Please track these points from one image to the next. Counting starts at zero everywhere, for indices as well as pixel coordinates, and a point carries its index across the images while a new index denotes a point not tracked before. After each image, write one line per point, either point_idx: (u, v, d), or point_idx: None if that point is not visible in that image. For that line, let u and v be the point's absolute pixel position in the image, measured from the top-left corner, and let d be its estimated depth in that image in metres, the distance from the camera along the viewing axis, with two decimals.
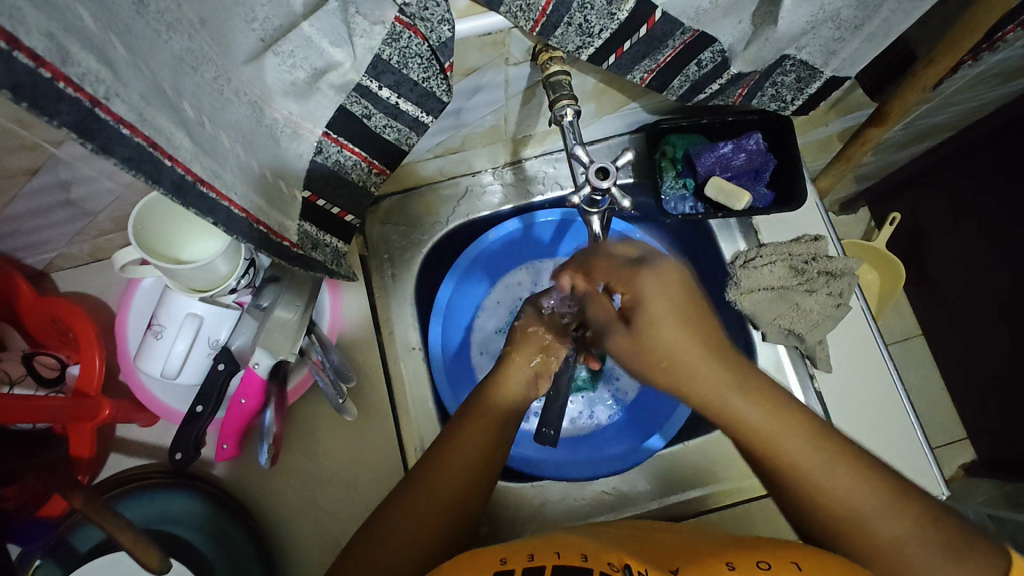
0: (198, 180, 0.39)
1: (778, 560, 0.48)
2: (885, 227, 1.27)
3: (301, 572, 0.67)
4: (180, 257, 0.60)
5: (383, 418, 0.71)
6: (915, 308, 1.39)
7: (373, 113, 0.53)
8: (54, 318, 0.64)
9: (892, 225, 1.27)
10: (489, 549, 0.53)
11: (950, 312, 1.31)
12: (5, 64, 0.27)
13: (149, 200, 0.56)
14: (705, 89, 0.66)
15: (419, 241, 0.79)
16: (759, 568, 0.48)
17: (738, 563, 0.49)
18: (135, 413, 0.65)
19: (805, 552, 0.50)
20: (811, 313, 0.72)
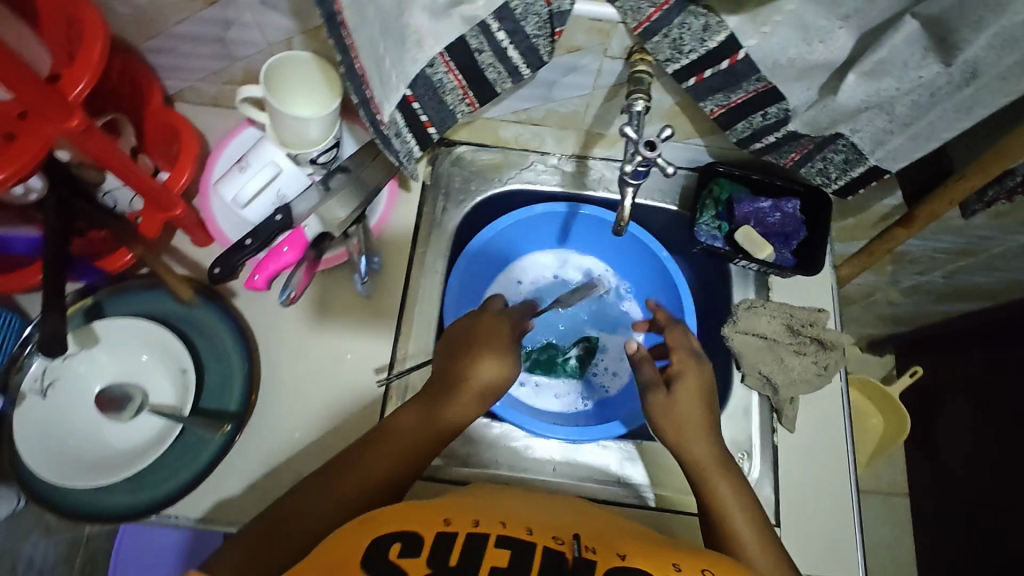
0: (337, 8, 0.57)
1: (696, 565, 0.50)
2: (903, 377, 1.26)
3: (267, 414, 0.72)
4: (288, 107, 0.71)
5: (390, 317, 0.78)
6: (908, 467, 1.38)
7: (485, 49, 0.64)
8: (169, 127, 0.76)
9: (910, 377, 1.26)
10: (438, 504, 0.53)
11: (939, 479, 1.29)
12: None
13: (297, 55, 0.68)
14: (762, 140, 0.74)
15: (476, 190, 0.88)
16: None
17: (673, 561, 0.50)
18: (195, 227, 0.75)
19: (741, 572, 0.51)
20: (794, 372, 0.77)
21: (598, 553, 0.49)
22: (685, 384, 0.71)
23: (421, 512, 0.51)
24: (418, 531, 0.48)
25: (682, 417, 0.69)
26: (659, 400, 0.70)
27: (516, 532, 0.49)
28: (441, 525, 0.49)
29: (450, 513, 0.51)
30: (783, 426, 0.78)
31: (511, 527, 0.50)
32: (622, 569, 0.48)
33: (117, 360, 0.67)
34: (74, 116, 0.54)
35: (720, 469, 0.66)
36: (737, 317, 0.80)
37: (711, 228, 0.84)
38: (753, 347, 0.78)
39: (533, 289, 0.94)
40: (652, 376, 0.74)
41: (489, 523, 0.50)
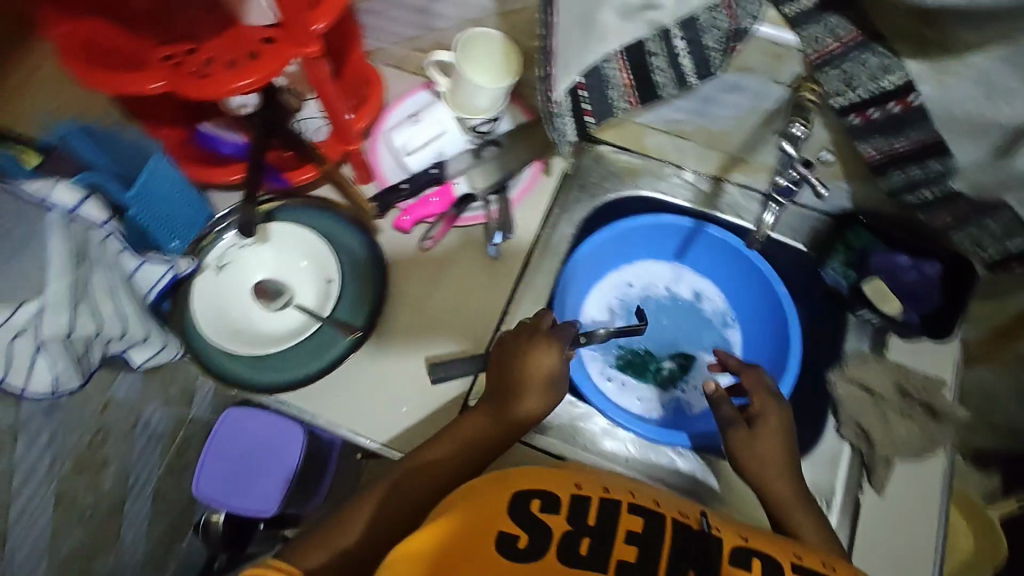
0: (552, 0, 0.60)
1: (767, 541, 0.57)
2: None
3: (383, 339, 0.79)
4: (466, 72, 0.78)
5: (506, 281, 0.84)
6: None
7: (660, 54, 0.68)
8: (361, 74, 0.86)
9: None
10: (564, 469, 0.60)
11: None
12: None
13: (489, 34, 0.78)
14: (915, 192, 0.73)
15: (610, 189, 0.93)
16: (822, 564, 0.57)
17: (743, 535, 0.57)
18: (362, 163, 0.84)
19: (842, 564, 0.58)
20: (896, 433, 0.75)
21: (722, 533, 0.57)
22: (769, 424, 0.72)
23: (552, 475, 0.57)
24: (557, 492, 0.55)
25: (770, 456, 0.70)
26: (744, 433, 0.72)
27: (641, 501, 0.57)
28: (573, 489, 0.56)
29: (578, 479, 0.58)
30: (872, 487, 0.75)
31: (622, 492, 0.58)
32: (742, 548, 0.55)
33: (278, 256, 0.78)
34: (313, 45, 0.64)
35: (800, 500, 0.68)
36: (845, 364, 0.78)
37: (839, 272, 0.84)
38: (857, 397, 0.77)
39: (639, 294, 0.96)
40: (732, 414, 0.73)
41: (616, 491, 0.58)
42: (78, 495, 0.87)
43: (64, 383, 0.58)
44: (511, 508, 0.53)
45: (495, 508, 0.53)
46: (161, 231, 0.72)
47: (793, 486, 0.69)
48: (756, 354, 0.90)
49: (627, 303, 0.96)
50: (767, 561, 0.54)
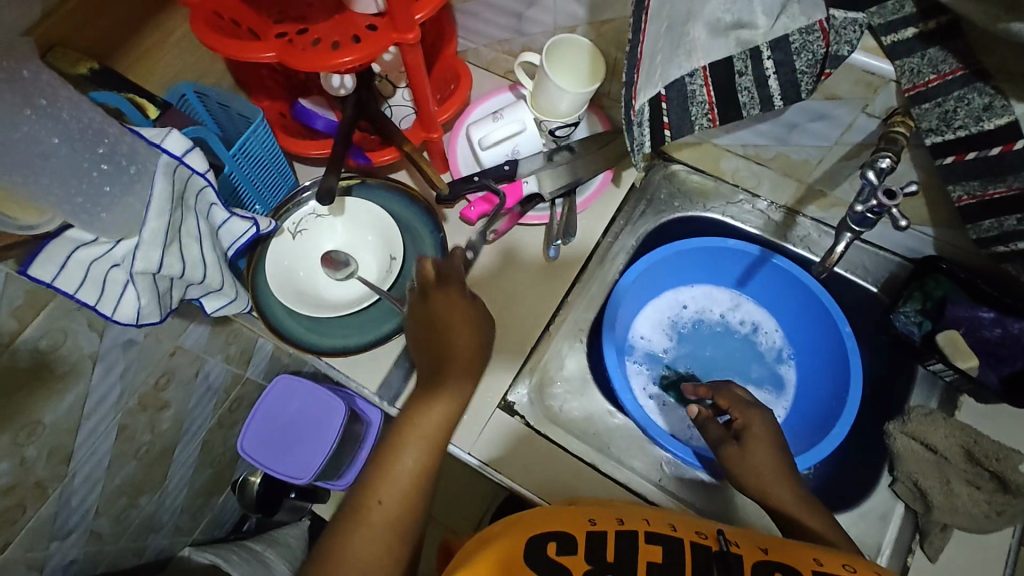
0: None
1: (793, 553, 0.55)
2: None
3: None
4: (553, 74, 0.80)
5: (561, 282, 0.85)
6: None
7: (747, 73, 0.68)
8: (450, 69, 0.91)
9: None
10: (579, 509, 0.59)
11: None
12: None
13: (578, 40, 0.80)
14: (1007, 244, 0.68)
15: (678, 207, 0.93)
16: (845, 569, 0.53)
17: (770, 549, 0.55)
18: (439, 155, 0.89)
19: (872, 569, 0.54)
20: (959, 501, 0.69)
21: (743, 548, 0.55)
22: (755, 438, 0.69)
23: (566, 514, 0.58)
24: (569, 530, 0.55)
25: (762, 469, 0.67)
26: (730, 454, 0.69)
27: (659, 528, 0.56)
28: (587, 524, 0.56)
29: (594, 517, 0.58)
30: (924, 552, 0.69)
31: (637, 521, 0.57)
32: (764, 562, 0.53)
33: (350, 229, 0.83)
34: (412, 31, 0.68)
35: (810, 508, 0.64)
36: (908, 419, 0.73)
37: (910, 321, 0.80)
38: (918, 456, 0.71)
39: (694, 318, 0.95)
40: (720, 435, 0.72)
41: (630, 521, 0.57)
42: (137, 431, 0.93)
43: (145, 316, 0.64)
44: (527, 550, 0.53)
45: (514, 547, 0.54)
46: (249, 194, 0.79)
47: (794, 495, 0.65)
48: (811, 395, 0.86)
49: (680, 324, 0.94)
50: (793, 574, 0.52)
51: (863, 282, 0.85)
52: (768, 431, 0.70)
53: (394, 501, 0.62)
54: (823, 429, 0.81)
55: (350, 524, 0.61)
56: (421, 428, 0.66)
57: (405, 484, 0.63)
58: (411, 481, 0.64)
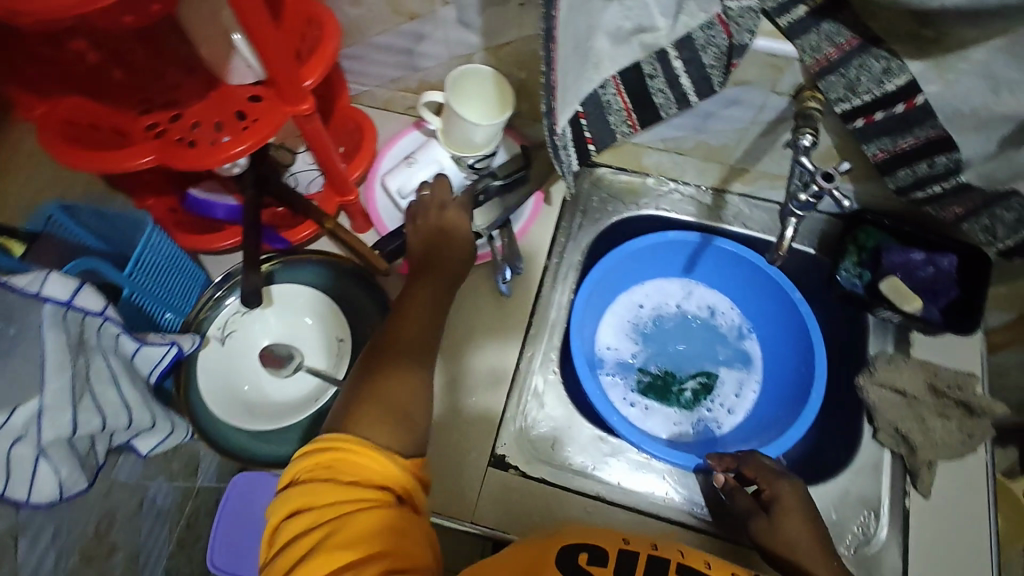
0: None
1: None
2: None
3: None
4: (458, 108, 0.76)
5: (520, 318, 0.83)
6: None
7: (658, 75, 0.67)
8: (351, 122, 0.85)
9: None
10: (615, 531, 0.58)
11: None
12: None
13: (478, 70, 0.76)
14: (925, 188, 0.72)
15: (613, 211, 0.91)
16: None
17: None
18: (360, 215, 0.83)
19: None
20: (935, 436, 0.73)
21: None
22: (785, 511, 0.67)
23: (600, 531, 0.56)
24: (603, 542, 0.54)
25: (794, 546, 0.64)
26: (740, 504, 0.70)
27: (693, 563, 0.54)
28: (621, 542, 0.55)
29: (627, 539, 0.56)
30: (918, 491, 0.73)
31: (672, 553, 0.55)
32: None
33: (285, 319, 0.75)
34: (305, 101, 0.63)
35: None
36: (875, 368, 0.77)
37: (852, 273, 0.83)
38: (891, 402, 0.75)
39: (653, 313, 0.94)
40: (749, 505, 0.70)
41: (664, 547, 0.55)
42: None
43: (70, 487, 0.54)
44: (557, 560, 0.52)
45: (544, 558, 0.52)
46: (155, 304, 0.69)
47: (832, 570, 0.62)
48: (777, 364, 0.89)
49: (641, 322, 0.94)
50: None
51: (802, 245, 0.87)
52: (801, 504, 0.68)
53: (410, 358, 0.60)
54: (798, 397, 0.83)
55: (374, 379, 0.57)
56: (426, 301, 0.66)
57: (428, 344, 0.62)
58: (422, 343, 0.62)
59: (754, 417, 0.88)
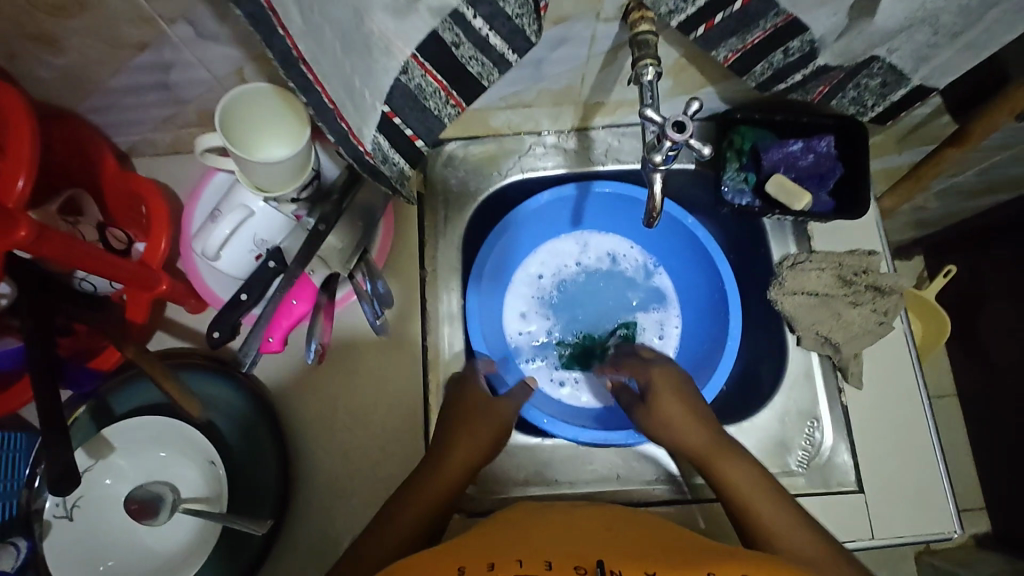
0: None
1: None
2: (939, 276, 1.05)
3: (315, 496, 0.68)
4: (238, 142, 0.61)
5: (413, 348, 0.73)
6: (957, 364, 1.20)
7: (462, 42, 0.55)
8: (130, 193, 0.68)
9: (947, 276, 1.06)
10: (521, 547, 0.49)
11: None
12: None
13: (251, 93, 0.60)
14: (786, 80, 0.65)
15: (476, 190, 0.81)
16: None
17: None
18: (187, 298, 0.69)
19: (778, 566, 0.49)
20: (851, 326, 0.71)
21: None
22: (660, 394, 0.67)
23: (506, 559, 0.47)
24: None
25: (669, 424, 0.66)
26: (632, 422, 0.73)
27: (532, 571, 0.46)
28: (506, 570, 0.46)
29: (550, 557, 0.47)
30: (851, 385, 0.72)
31: (536, 564, 0.47)
32: None
33: (135, 459, 0.63)
34: (19, 226, 0.47)
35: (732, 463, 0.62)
36: (782, 279, 0.74)
37: (737, 181, 0.77)
38: (805, 306, 0.73)
39: (557, 280, 0.87)
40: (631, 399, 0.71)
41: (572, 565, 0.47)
42: None
43: None
44: None
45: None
46: None
47: (753, 486, 0.60)
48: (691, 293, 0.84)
49: (547, 294, 0.86)
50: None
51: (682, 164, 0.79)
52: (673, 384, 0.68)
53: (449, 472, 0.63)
54: (720, 323, 0.80)
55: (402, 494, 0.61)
56: (472, 435, 0.65)
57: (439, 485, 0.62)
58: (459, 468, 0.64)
59: (684, 351, 0.84)
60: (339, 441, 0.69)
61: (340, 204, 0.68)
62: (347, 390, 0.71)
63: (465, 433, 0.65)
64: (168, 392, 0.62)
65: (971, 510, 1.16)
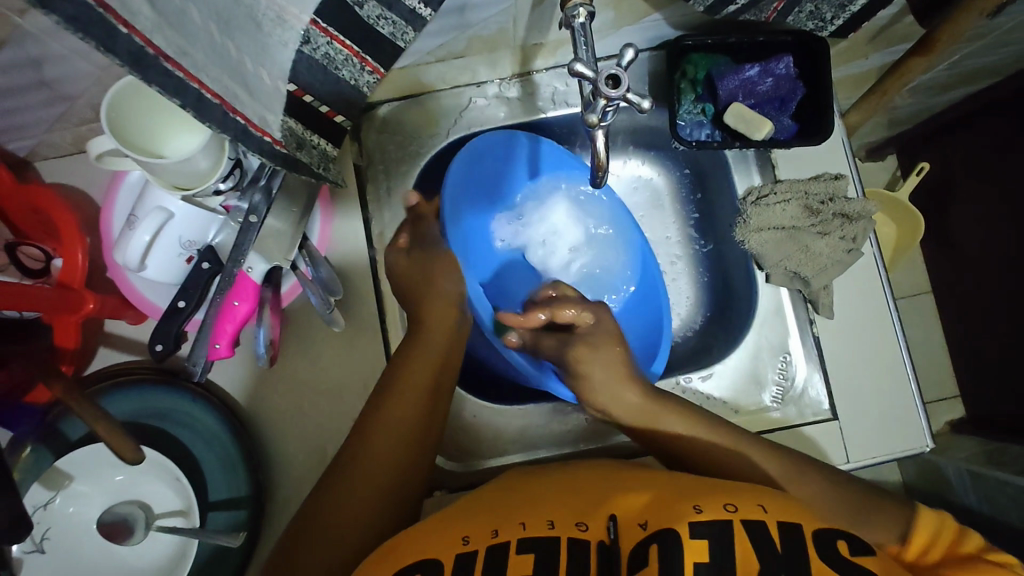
0: (160, 55, 0.35)
1: (746, 503, 0.47)
2: (911, 177, 1.01)
3: (290, 494, 0.67)
4: (163, 153, 0.56)
5: (373, 330, 0.70)
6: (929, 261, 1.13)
7: (365, 0, 0.48)
8: (35, 207, 0.62)
9: (919, 175, 1.01)
10: (466, 513, 0.51)
11: None
12: None
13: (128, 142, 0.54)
14: (736, 0, 0.59)
15: (416, 153, 0.75)
16: (727, 510, 0.46)
17: (707, 506, 0.46)
18: (123, 309, 0.65)
19: (751, 490, 0.49)
20: (819, 256, 0.69)
21: (740, 510, 0.46)
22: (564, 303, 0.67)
23: (479, 519, 0.49)
24: (445, 537, 0.47)
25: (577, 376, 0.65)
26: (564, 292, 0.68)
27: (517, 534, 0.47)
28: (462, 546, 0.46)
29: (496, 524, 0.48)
30: (822, 315, 0.70)
31: (540, 526, 0.47)
32: (699, 521, 0.45)
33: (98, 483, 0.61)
34: None
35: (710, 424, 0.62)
36: (747, 217, 0.71)
37: (693, 114, 0.72)
38: (772, 242, 0.71)
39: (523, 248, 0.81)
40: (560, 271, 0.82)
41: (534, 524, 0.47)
42: None
43: None
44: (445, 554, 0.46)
45: (448, 533, 0.48)
46: None
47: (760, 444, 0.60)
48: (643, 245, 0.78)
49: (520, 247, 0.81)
50: (720, 538, 0.43)
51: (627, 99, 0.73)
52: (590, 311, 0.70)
53: (425, 361, 0.60)
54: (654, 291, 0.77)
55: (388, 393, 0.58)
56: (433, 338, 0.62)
57: (425, 372, 0.59)
58: (434, 361, 0.61)
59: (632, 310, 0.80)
60: (308, 437, 0.68)
61: (269, 189, 0.62)
62: (309, 387, 0.69)
63: (421, 361, 0.60)
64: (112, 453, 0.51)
65: (943, 399, 1.10)
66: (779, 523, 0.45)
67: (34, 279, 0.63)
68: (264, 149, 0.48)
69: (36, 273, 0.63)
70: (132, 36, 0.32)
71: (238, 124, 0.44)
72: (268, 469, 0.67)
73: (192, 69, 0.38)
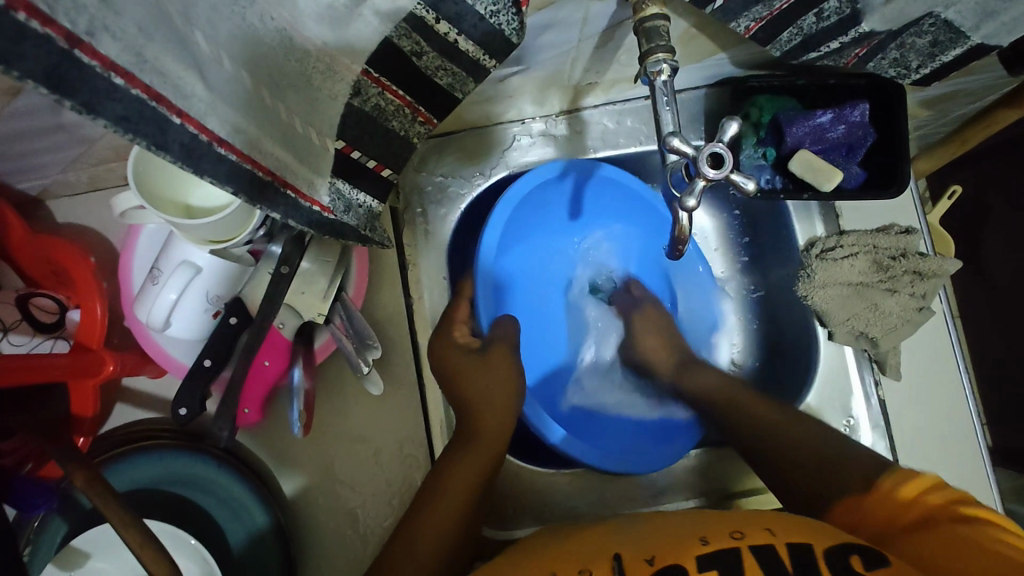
0: (213, 141, 0.31)
1: (754, 530, 0.44)
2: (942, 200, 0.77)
3: (319, 561, 0.62)
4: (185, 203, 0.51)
5: (409, 386, 0.65)
6: None
7: (424, 51, 0.42)
8: (49, 257, 0.57)
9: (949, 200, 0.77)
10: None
11: None
12: (38, 48, 0.22)
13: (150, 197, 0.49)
14: (820, 47, 0.54)
15: (456, 195, 0.70)
16: (733, 538, 0.43)
17: (713, 538, 0.44)
18: (141, 366, 0.60)
19: (766, 517, 0.46)
20: (888, 315, 0.65)
21: (746, 537, 0.43)
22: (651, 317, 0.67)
23: None
24: None
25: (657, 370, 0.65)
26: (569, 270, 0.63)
27: None
28: None
29: None
30: (889, 377, 0.66)
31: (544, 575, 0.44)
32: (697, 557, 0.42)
33: (116, 559, 0.56)
34: None
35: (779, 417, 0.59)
36: (812, 271, 0.67)
37: (755, 158, 0.67)
38: (837, 299, 0.66)
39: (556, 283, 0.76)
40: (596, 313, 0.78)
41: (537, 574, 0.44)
42: None
43: None
44: None
45: None
46: None
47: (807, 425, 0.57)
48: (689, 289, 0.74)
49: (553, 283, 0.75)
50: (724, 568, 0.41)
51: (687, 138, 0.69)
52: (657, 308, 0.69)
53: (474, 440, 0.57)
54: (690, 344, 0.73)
55: (440, 475, 0.55)
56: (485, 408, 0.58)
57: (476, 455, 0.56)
58: (493, 433, 0.58)
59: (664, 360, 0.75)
60: (338, 500, 0.63)
61: (302, 237, 0.58)
62: (341, 447, 0.64)
63: (475, 455, 0.56)
64: (130, 545, 0.45)
65: None
66: (785, 547, 0.42)
67: (48, 335, 0.57)
68: (311, 222, 0.44)
69: (49, 328, 0.57)
70: (182, 124, 0.29)
71: (287, 198, 0.40)
72: (295, 534, 0.63)
73: (244, 148, 0.34)
